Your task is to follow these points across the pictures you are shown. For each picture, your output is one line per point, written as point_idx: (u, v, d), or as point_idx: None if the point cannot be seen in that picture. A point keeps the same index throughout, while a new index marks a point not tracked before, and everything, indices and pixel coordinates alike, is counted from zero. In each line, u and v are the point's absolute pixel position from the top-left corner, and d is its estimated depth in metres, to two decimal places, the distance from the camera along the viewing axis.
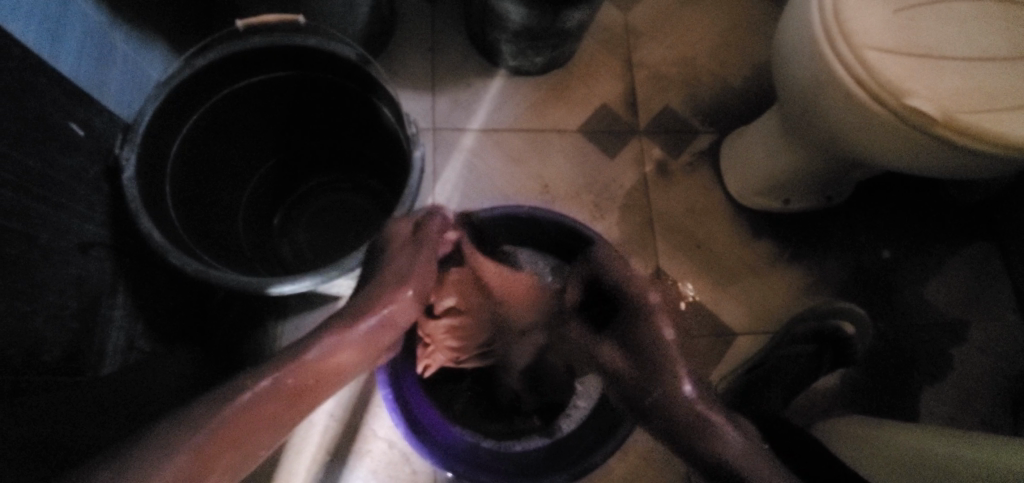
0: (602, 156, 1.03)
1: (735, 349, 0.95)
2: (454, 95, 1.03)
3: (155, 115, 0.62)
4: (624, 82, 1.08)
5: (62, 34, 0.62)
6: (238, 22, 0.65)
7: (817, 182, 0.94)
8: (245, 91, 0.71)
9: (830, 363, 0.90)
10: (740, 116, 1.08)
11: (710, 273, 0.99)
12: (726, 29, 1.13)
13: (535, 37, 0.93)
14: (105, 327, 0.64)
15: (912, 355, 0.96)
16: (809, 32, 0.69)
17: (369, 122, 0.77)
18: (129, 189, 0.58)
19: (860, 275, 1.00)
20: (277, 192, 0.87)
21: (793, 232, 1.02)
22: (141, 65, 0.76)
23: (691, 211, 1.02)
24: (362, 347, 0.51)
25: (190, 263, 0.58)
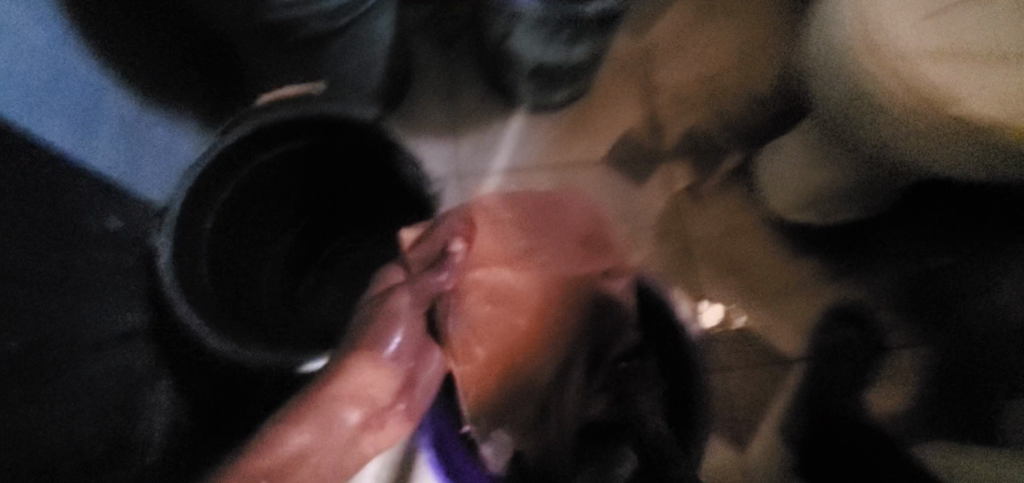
0: (629, 185, 1.00)
1: (789, 375, 0.89)
2: (475, 138, 1.02)
3: (186, 198, 0.64)
4: (647, 106, 1.05)
5: (98, 128, 0.64)
6: (260, 100, 0.73)
7: (866, 192, 0.88)
8: (272, 164, 0.72)
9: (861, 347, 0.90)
10: (772, 130, 1.04)
11: (756, 298, 0.93)
12: (748, 40, 1.10)
13: (551, 74, 0.91)
14: (147, 412, 0.65)
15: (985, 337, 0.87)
16: (842, 45, 0.65)
17: (390, 181, 0.76)
18: (166, 276, 0.60)
19: (924, 286, 0.93)
20: (302, 258, 0.86)
21: (844, 248, 0.96)
22: (179, 143, 0.79)
23: (729, 233, 0.97)
24: (419, 328, 0.51)
25: (226, 345, 0.59)
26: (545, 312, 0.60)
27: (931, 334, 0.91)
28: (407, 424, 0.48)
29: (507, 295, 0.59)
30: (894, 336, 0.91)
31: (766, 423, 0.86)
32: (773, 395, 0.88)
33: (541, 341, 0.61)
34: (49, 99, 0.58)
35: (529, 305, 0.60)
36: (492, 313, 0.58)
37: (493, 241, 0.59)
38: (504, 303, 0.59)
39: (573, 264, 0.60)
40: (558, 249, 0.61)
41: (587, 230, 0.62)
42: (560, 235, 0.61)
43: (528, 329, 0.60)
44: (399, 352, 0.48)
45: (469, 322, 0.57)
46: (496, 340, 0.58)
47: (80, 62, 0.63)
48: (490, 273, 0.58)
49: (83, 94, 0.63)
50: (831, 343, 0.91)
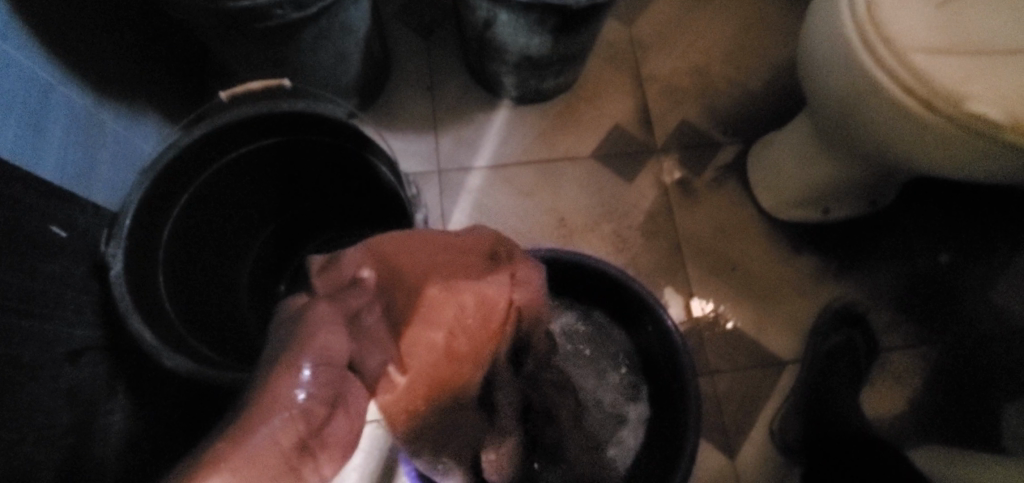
0: (618, 180, 0.96)
1: (783, 380, 0.87)
2: (459, 132, 0.98)
3: (141, 202, 0.58)
4: (636, 98, 1.02)
5: (44, 125, 0.59)
6: (222, 95, 0.62)
7: (861, 188, 0.85)
8: (237, 162, 0.67)
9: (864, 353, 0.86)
10: (764, 123, 1.00)
11: (749, 298, 0.91)
12: (739, 30, 1.06)
13: (537, 66, 0.87)
14: (105, 433, 0.58)
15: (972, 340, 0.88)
16: (842, 37, 0.61)
17: (366, 179, 0.72)
18: (117, 287, 0.55)
19: (918, 285, 0.91)
20: (285, 255, 0.82)
21: (837, 246, 0.93)
22: (132, 139, 0.74)
23: (721, 231, 0.94)
24: (344, 342, 0.36)
25: (185, 363, 0.54)
26: (469, 331, 0.40)
27: (928, 334, 0.89)
28: (341, 458, 0.34)
29: (425, 309, 0.38)
30: (889, 338, 0.89)
31: (759, 429, 0.84)
32: (766, 400, 0.85)
33: (474, 360, 0.41)
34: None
35: (455, 317, 0.39)
36: (411, 335, 0.38)
37: (404, 260, 0.41)
38: (422, 318, 0.38)
39: (490, 281, 0.41)
40: (464, 258, 0.42)
41: (493, 247, 0.45)
42: (463, 258, 0.43)
43: (455, 349, 0.40)
44: (324, 370, 0.34)
45: (387, 352, 0.38)
46: (420, 366, 0.39)
47: (27, 56, 0.57)
48: (393, 300, 0.40)
49: (32, 86, 0.58)
50: (835, 349, 0.86)
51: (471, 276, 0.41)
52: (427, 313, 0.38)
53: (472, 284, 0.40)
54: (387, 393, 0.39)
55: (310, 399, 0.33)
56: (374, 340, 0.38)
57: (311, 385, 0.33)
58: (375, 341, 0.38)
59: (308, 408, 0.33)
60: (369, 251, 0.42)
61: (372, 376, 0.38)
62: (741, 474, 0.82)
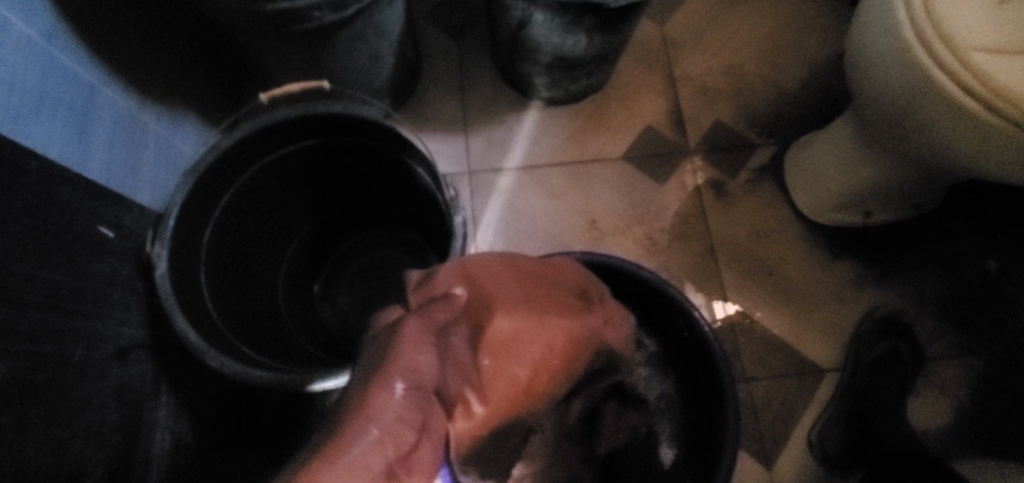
0: (650, 182, 0.95)
1: (822, 388, 0.84)
2: (490, 134, 0.98)
3: (184, 203, 0.59)
4: (668, 99, 1.00)
5: (91, 127, 0.60)
6: (262, 96, 0.62)
7: (905, 191, 0.83)
8: (277, 163, 0.68)
9: (910, 361, 0.83)
10: (801, 123, 0.98)
11: (786, 304, 0.89)
12: (774, 29, 1.04)
13: (570, 66, 0.86)
14: (150, 430, 0.59)
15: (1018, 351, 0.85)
16: (897, 36, 0.59)
17: (402, 180, 0.72)
18: (162, 287, 0.56)
19: (964, 292, 0.88)
20: (320, 254, 0.83)
21: (878, 250, 0.91)
22: (173, 141, 0.75)
23: (757, 234, 0.92)
24: (433, 364, 0.39)
25: (228, 364, 0.54)
26: (551, 370, 0.43)
27: (972, 343, 0.86)
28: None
29: (511, 343, 0.42)
30: (933, 346, 0.86)
31: (798, 438, 0.82)
32: (804, 408, 0.83)
33: (546, 399, 0.43)
34: (40, 102, 0.53)
35: (540, 355, 0.42)
36: (493, 368, 0.41)
37: (493, 288, 0.44)
38: (507, 354, 0.41)
39: (579, 322, 0.45)
40: (553, 296, 0.46)
41: (583, 287, 0.50)
42: (551, 294, 0.46)
43: (533, 387, 0.42)
44: (413, 392, 0.37)
45: (467, 381, 0.40)
46: (499, 400, 0.41)
47: (74, 60, 0.59)
48: (483, 327, 0.42)
49: (78, 90, 0.59)
50: (878, 357, 0.83)
51: (561, 315, 0.44)
52: (521, 347, 0.42)
53: (560, 324, 0.44)
54: (461, 419, 0.40)
55: (401, 418, 0.35)
56: (458, 367, 0.41)
57: (401, 404, 0.36)
58: (459, 369, 0.41)
59: (396, 426, 0.35)
60: (463, 272, 0.46)
61: (451, 401, 0.40)
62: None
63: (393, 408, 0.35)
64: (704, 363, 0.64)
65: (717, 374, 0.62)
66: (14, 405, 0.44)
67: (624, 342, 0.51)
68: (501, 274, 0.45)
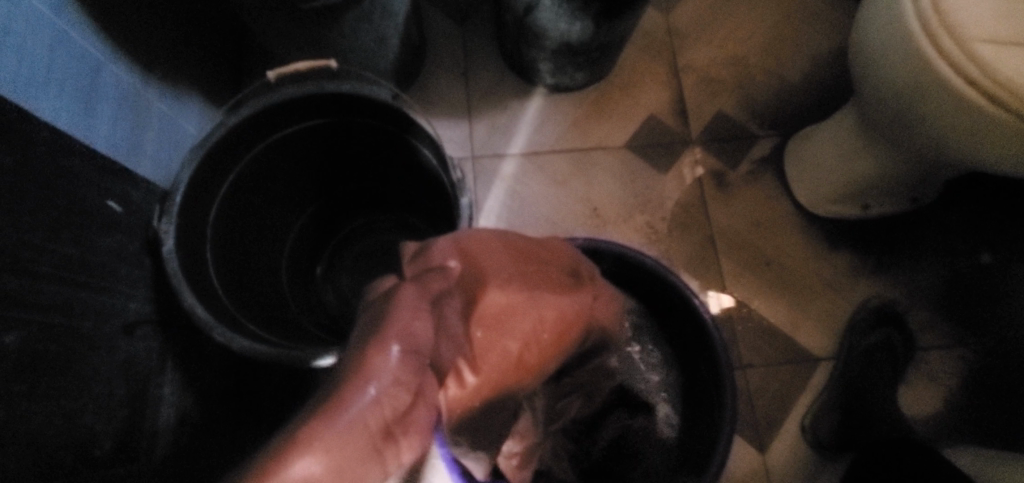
0: (652, 171, 0.96)
1: (816, 376, 0.86)
2: (493, 119, 0.98)
3: (192, 179, 0.59)
4: (671, 89, 1.00)
5: (96, 102, 0.60)
6: (268, 73, 0.62)
7: (904, 184, 0.84)
8: (283, 142, 0.68)
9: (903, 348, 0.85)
10: (802, 116, 0.99)
11: (783, 294, 0.90)
12: (779, 21, 1.05)
13: (576, 52, 0.87)
14: (157, 405, 0.60)
15: (1008, 344, 0.87)
16: (903, 30, 0.59)
17: (408, 162, 0.72)
18: (170, 262, 0.56)
19: (957, 285, 0.90)
20: (323, 235, 0.83)
21: (874, 242, 0.92)
22: (177, 120, 0.75)
23: (756, 225, 0.93)
24: (429, 331, 0.41)
25: (236, 339, 0.55)
26: (542, 345, 0.43)
27: (964, 334, 0.88)
28: (419, 442, 0.39)
29: (504, 317, 0.41)
30: (926, 337, 0.88)
31: (791, 424, 0.84)
32: (798, 395, 0.85)
33: (537, 373, 0.44)
34: (48, 75, 0.53)
35: (530, 331, 0.42)
36: (484, 342, 0.41)
37: (487, 262, 0.43)
38: (498, 329, 0.41)
39: (571, 300, 0.45)
40: (547, 271, 0.45)
41: (577, 266, 0.49)
42: (545, 269, 0.45)
43: (524, 361, 0.43)
44: (410, 356, 0.39)
45: (460, 352, 0.41)
46: (490, 371, 0.42)
47: (81, 34, 0.58)
48: (475, 302, 0.41)
49: (84, 64, 0.59)
50: (872, 345, 0.85)
51: (554, 292, 0.44)
52: (514, 322, 0.42)
53: (552, 301, 0.44)
54: (454, 387, 0.42)
55: (398, 378, 0.38)
56: (450, 338, 0.42)
57: (398, 365, 0.38)
58: (452, 340, 0.41)
59: (394, 386, 0.38)
60: (458, 245, 0.44)
61: (443, 369, 0.41)
62: (772, 469, 0.82)
63: (392, 369, 0.38)
64: (703, 348, 0.66)
65: (716, 357, 0.63)
66: (29, 374, 0.44)
67: (616, 319, 0.52)
68: (495, 247, 0.44)
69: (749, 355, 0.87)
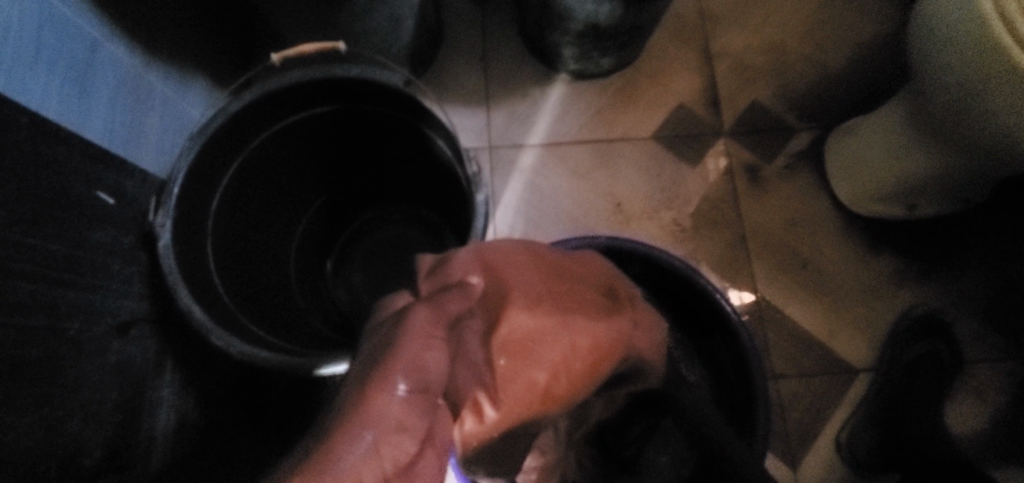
0: (680, 165, 0.90)
1: (852, 389, 0.80)
2: (512, 107, 0.92)
3: (189, 170, 0.55)
4: (702, 76, 0.94)
5: (91, 85, 0.56)
6: (273, 55, 0.57)
7: (960, 184, 0.77)
8: (288, 131, 0.64)
9: (950, 360, 0.79)
10: (845, 108, 0.92)
11: (818, 300, 0.84)
12: (822, 5, 0.97)
13: (603, 35, 0.80)
14: (153, 409, 0.57)
15: None
16: (975, 11, 0.53)
17: (421, 153, 0.67)
18: (165, 260, 0.52)
19: (1010, 293, 0.83)
20: (332, 229, 0.79)
21: (921, 245, 0.85)
22: (180, 105, 0.71)
23: (791, 224, 0.87)
24: (441, 362, 0.36)
25: (234, 344, 0.51)
26: (573, 375, 0.38)
27: (1014, 348, 0.81)
28: None
29: (531, 342, 0.37)
30: (972, 350, 0.81)
31: (825, 438, 0.79)
32: (832, 408, 0.80)
33: (567, 406, 0.39)
34: (36, 56, 0.49)
35: (561, 360, 0.38)
36: (509, 369, 0.37)
37: (514, 279, 0.39)
38: (523, 356, 0.37)
39: (607, 325, 0.41)
40: (579, 293, 0.41)
41: (612, 284, 0.46)
42: (577, 290, 0.42)
43: (553, 393, 0.38)
44: (419, 395, 0.34)
45: (480, 380, 0.37)
46: (513, 404, 0.37)
47: (76, 11, 0.54)
48: (497, 324, 0.37)
49: (77, 43, 0.54)
50: (919, 356, 0.79)
51: (587, 316, 0.40)
52: (542, 348, 0.37)
53: (586, 325, 0.39)
54: (472, 422, 0.37)
55: (403, 424, 0.33)
56: (470, 364, 0.37)
57: (405, 408, 0.33)
58: (472, 367, 0.37)
59: (399, 432, 0.33)
60: (480, 258, 0.41)
61: (460, 399, 0.37)
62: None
63: (397, 411, 0.33)
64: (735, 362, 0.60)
65: (752, 373, 0.57)
66: (7, 382, 0.41)
67: (654, 351, 0.47)
68: (522, 264, 0.40)
69: (779, 363, 0.82)
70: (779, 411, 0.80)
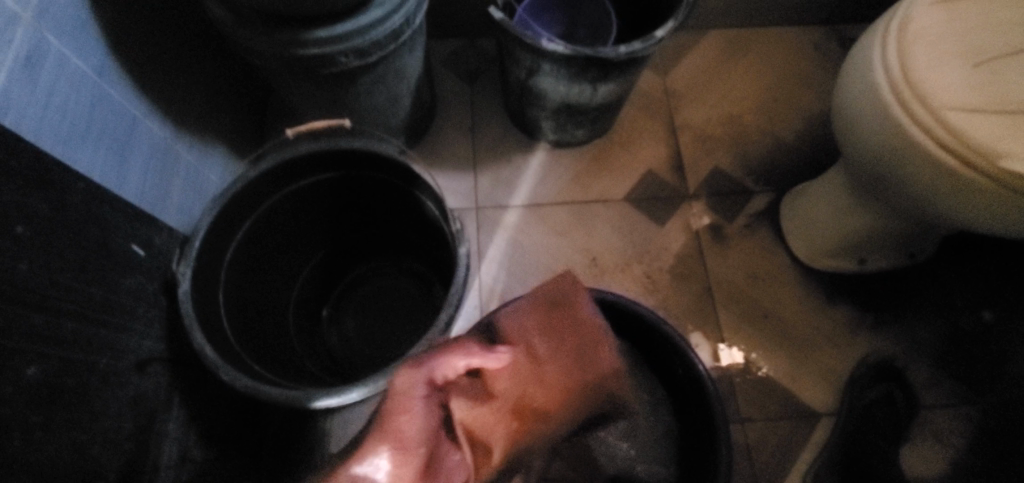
0: (650, 223, 0.99)
1: (817, 433, 0.85)
2: (497, 172, 1.03)
3: (210, 226, 0.64)
4: (668, 146, 1.05)
5: (128, 155, 0.65)
6: (289, 131, 0.67)
7: (900, 241, 0.85)
8: (297, 193, 0.73)
9: (905, 405, 0.85)
10: (797, 174, 1.02)
11: (781, 346, 0.90)
12: (772, 85, 1.10)
13: (576, 111, 0.92)
14: (161, 440, 0.62)
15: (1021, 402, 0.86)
16: (876, 93, 0.63)
17: (412, 213, 0.76)
18: (184, 304, 0.60)
19: (961, 341, 0.89)
20: (330, 280, 0.87)
21: (876, 295, 0.93)
22: (201, 170, 0.81)
23: (753, 277, 0.95)
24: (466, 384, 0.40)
25: (240, 378, 0.57)
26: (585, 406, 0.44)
27: (970, 393, 0.87)
28: None
29: (558, 376, 0.42)
30: (929, 395, 0.87)
31: (793, 480, 0.83)
32: (799, 450, 0.84)
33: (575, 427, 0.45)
34: (85, 131, 0.58)
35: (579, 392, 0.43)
36: (535, 395, 0.42)
37: (552, 319, 0.44)
38: (548, 386, 0.42)
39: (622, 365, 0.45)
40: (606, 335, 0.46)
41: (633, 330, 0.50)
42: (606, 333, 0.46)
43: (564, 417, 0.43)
44: (436, 401, 0.40)
45: (506, 404, 0.41)
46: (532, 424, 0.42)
47: (121, 94, 0.64)
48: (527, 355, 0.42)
49: (119, 120, 0.64)
50: (871, 401, 0.86)
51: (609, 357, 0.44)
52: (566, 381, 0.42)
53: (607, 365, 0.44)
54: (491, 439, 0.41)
55: (423, 425, 0.38)
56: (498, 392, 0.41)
57: (425, 410, 0.39)
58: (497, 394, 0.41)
59: (417, 431, 0.38)
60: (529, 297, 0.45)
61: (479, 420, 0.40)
62: None
63: (417, 413, 0.39)
64: None
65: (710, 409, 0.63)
66: (43, 406, 0.47)
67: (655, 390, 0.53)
68: (566, 305, 0.44)
69: (747, 407, 0.87)
70: (748, 453, 0.84)
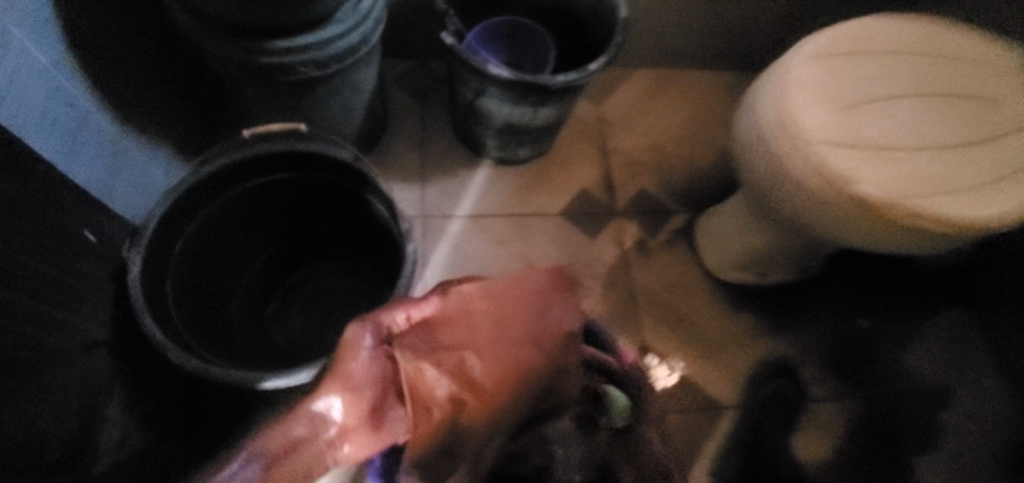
0: (582, 236, 1.09)
1: (721, 425, 0.95)
2: (443, 184, 1.10)
3: (162, 216, 0.67)
4: (600, 167, 1.16)
5: (82, 144, 0.67)
6: (247, 130, 0.70)
7: (794, 258, 0.98)
8: (252, 190, 0.77)
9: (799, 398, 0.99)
10: (710, 198, 1.15)
11: (693, 347, 1.01)
12: (691, 118, 1.24)
13: (518, 131, 1.00)
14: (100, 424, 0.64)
15: (891, 396, 1.01)
16: (762, 127, 0.76)
17: (363, 215, 0.82)
18: (134, 288, 0.62)
19: (844, 344, 1.04)
20: (278, 276, 0.90)
21: (775, 303, 1.06)
22: (151, 165, 0.83)
23: (671, 287, 1.06)
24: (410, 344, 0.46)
25: (189, 360, 0.60)
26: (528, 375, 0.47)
27: (849, 388, 1.01)
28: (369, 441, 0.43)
29: (497, 345, 0.47)
30: (817, 390, 1.00)
31: (699, 466, 0.93)
32: (705, 439, 0.94)
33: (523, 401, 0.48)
34: (44, 118, 0.60)
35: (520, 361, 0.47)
36: (477, 361, 0.46)
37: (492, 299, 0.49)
38: (490, 353, 0.47)
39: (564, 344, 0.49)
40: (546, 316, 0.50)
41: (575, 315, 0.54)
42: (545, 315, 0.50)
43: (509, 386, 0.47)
44: (379, 355, 0.46)
45: (449, 366, 0.46)
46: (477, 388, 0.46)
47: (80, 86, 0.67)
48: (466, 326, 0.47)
49: (76, 110, 0.66)
50: (772, 394, 0.99)
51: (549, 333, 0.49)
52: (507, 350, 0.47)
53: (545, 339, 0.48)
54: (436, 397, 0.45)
55: (365, 374, 0.45)
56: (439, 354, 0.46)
57: (368, 362, 0.46)
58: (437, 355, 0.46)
59: (359, 380, 0.45)
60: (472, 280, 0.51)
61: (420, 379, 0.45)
62: None
63: (361, 364, 0.45)
64: None
65: None
66: None
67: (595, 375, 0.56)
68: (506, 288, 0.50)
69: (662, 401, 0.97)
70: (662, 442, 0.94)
